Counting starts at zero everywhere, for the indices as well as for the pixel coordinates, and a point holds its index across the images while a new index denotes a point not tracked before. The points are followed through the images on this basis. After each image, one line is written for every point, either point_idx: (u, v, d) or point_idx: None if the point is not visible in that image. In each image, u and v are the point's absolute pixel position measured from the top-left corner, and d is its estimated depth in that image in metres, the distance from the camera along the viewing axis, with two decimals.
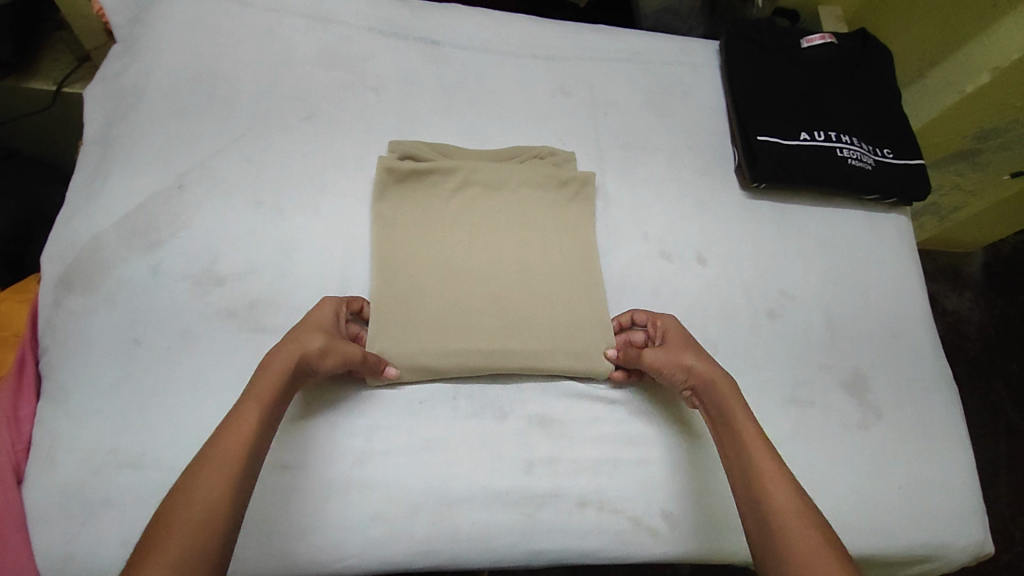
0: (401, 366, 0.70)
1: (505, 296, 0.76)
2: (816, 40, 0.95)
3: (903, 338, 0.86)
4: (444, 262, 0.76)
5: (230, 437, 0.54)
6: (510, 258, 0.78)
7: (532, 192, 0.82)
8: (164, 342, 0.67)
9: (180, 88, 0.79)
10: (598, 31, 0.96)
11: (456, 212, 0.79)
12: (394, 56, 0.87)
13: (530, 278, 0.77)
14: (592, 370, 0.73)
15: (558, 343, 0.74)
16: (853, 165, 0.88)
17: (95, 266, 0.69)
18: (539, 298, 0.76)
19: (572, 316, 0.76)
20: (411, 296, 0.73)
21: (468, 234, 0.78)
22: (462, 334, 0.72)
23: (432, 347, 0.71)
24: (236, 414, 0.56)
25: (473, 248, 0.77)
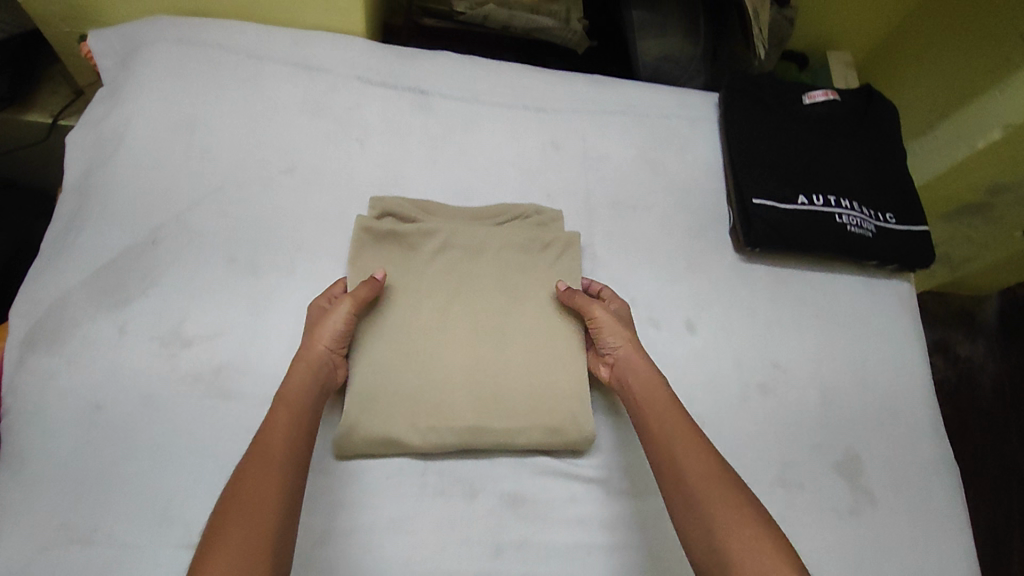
0: (368, 440, 0.67)
1: (483, 363, 0.72)
2: (818, 97, 0.92)
3: (900, 416, 0.83)
4: (421, 327, 0.73)
5: (267, 454, 0.56)
6: (491, 323, 0.75)
7: (515, 254, 0.79)
8: (126, 408, 0.65)
9: (159, 137, 0.77)
10: (594, 83, 0.93)
11: (437, 274, 0.76)
12: (381, 105, 0.84)
13: (511, 346, 0.74)
14: (568, 444, 0.71)
15: (538, 415, 0.71)
16: (853, 232, 0.84)
17: (60, 326, 0.67)
18: (520, 367, 0.73)
19: (551, 386, 0.72)
20: (386, 365, 0.70)
21: (448, 297, 0.75)
22: (438, 407, 0.69)
23: (403, 420, 0.68)
24: (269, 428, 0.59)
25: (451, 312, 0.74)
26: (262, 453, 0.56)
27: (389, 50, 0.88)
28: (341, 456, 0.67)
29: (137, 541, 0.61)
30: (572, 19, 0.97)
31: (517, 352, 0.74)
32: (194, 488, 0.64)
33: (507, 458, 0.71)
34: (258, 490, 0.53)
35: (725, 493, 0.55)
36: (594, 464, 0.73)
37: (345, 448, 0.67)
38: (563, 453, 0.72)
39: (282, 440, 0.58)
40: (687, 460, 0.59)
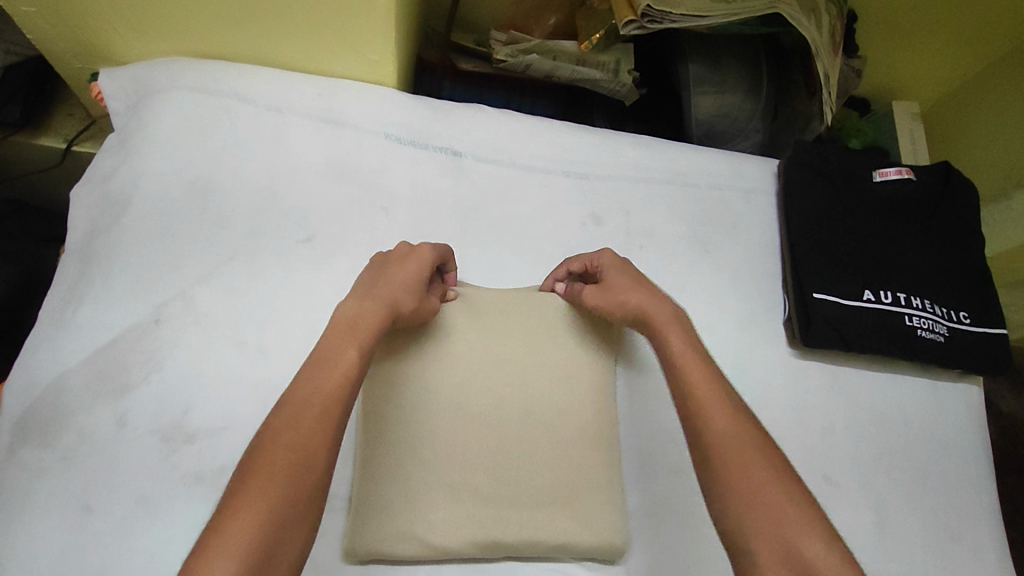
0: (384, 539, 0.60)
1: (509, 446, 0.65)
2: (890, 174, 0.84)
3: (962, 542, 0.75)
4: (444, 408, 0.65)
5: (327, 385, 0.49)
6: (522, 399, 0.67)
7: (547, 320, 0.71)
8: (120, 511, 0.60)
9: (170, 200, 0.71)
10: (641, 145, 0.86)
11: (463, 345, 0.68)
12: (410, 167, 0.78)
13: (541, 432, 0.66)
14: (601, 548, 0.63)
15: (574, 511, 0.64)
16: (923, 335, 0.77)
17: (55, 414, 0.62)
18: (549, 451, 0.66)
19: (582, 472, 0.66)
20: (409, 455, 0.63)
21: (474, 365, 0.67)
22: (463, 507, 0.62)
23: (422, 512, 0.61)
24: (335, 358, 0.51)
25: (475, 384, 0.66)
26: (323, 377, 0.49)
27: (422, 102, 0.81)
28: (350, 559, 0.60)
29: None
30: (622, 71, 0.89)
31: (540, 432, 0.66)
32: None
33: None
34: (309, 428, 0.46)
35: (729, 423, 0.51)
36: None
37: (362, 547, 0.59)
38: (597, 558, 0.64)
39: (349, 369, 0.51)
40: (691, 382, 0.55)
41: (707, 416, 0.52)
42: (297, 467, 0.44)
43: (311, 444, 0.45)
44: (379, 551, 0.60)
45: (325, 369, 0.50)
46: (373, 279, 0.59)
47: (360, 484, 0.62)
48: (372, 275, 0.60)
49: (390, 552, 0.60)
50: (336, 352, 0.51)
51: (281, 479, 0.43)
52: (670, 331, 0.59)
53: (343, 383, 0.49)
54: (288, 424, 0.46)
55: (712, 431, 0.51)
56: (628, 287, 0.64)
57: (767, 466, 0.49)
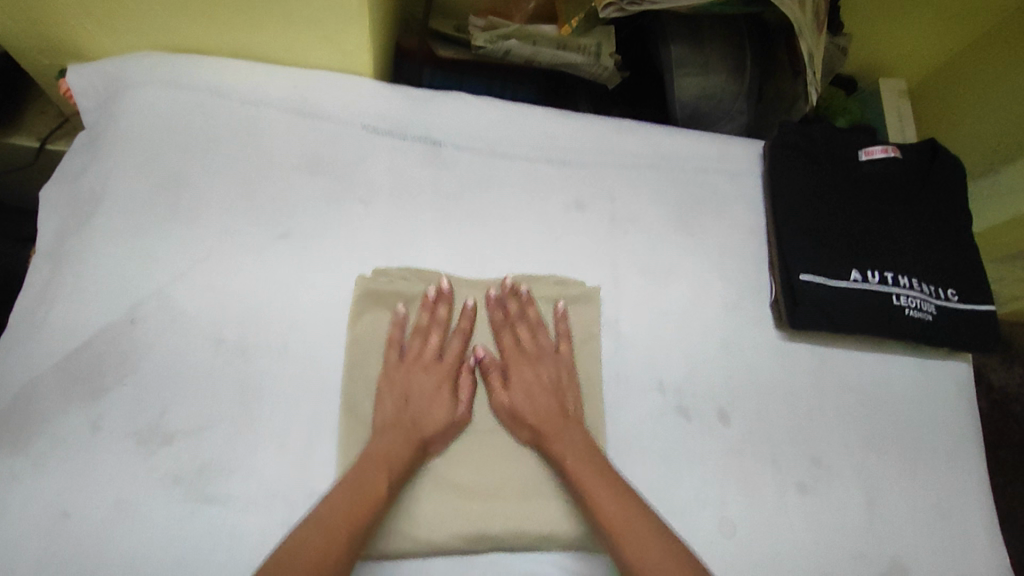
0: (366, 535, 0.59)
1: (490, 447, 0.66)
2: (876, 153, 0.83)
3: (953, 520, 0.75)
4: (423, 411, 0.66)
5: (352, 512, 0.56)
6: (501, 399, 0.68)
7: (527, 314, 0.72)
8: (98, 515, 0.59)
9: (142, 198, 0.70)
10: (624, 129, 0.84)
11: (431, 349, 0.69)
12: (388, 158, 0.76)
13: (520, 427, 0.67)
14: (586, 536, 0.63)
15: (559, 498, 0.64)
16: (910, 315, 0.76)
17: (28, 419, 0.60)
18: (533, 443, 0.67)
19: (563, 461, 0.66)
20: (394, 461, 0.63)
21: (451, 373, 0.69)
22: (445, 499, 0.62)
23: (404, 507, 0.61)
24: (369, 487, 0.59)
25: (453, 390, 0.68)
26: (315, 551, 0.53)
27: (400, 91, 0.79)
28: None
29: None
30: (604, 54, 0.87)
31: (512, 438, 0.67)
32: None
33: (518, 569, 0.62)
34: (342, 526, 0.55)
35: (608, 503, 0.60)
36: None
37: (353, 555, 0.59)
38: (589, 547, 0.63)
39: (372, 497, 0.58)
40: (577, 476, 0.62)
41: (591, 494, 0.61)
42: None
43: None
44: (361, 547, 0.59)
45: (353, 492, 0.58)
46: (395, 407, 0.66)
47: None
48: (394, 408, 0.66)
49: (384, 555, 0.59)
50: (364, 473, 0.59)
51: None
52: (566, 450, 0.64)
53: (363, 517, 0.57)
54: (302, 546, 0.53)
55: (636, 560, 0.56)
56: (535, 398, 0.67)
57: (667, 562, 0.56)
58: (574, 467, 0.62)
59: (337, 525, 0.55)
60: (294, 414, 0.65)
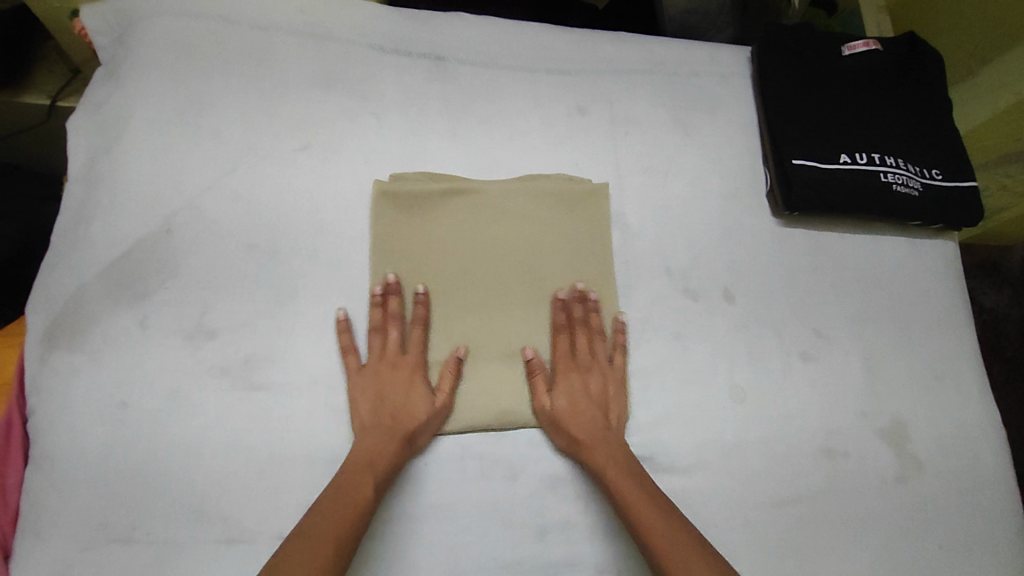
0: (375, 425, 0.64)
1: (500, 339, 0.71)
2: (858, 46, 0.87)
3: (947, 380, 0.80)
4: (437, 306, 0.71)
5: (352, 498, 0.57)
6: (509, 299, 0.72)
7: (543, 209, 0.76)
8: (154, 404, 0.63)
9: (165, 120, 0.73)
10: (618, 40, 0.88)
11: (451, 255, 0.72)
12: (397, 74, 0.80)
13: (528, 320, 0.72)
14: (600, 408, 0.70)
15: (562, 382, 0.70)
16: (898, 191, 0.80)
17: (79, 322, 0.65)
18: (539, 336, 0.72)
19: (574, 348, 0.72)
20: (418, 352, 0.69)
21: (466, 276, 0.72)
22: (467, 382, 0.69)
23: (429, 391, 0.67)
24: (353, 491, 0.58)
25: (462, 300, 0.71)
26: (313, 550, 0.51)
27: (402, 13, 0.83)
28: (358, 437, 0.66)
29: (178, 538, 0.60)
30: None
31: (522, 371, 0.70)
32: (231, 481, 0.62)
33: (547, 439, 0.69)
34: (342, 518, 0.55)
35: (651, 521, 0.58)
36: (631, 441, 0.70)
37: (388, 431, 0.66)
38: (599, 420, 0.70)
39: (362, 498, 0.58)
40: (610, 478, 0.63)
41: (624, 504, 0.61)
42: None
43: None
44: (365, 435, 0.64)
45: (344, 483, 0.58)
46: (377, 407, 0.65)
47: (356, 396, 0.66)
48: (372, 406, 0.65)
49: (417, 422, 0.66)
50: (352, 480, 0.59)
51: None
52: (610, 465, 0.64)
53: (356, 516, 0.56)
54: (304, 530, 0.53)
55: None
56: (585, 414, 0.67)
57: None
58: (612, 474, 0.63)
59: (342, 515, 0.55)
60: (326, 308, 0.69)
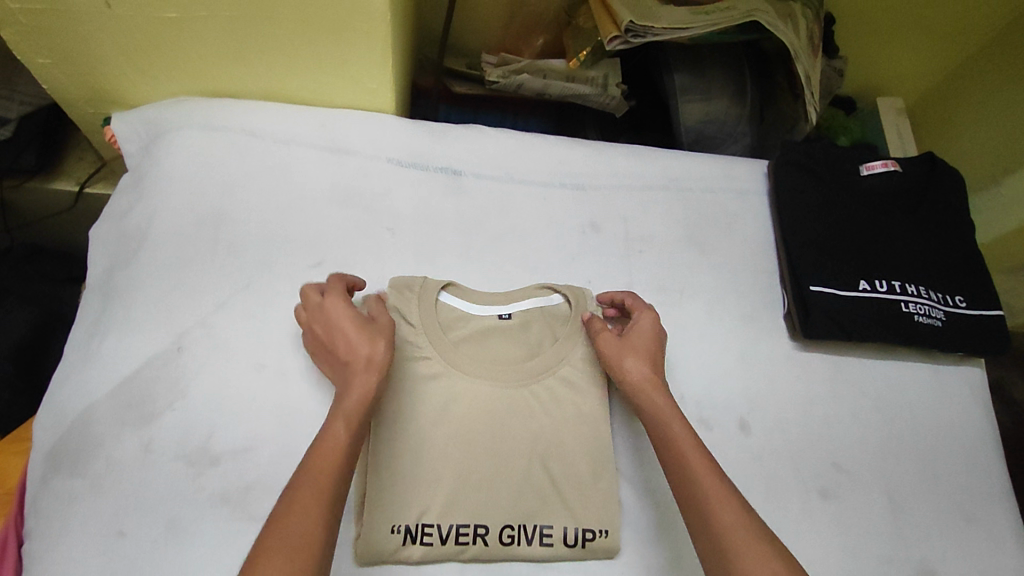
0: (371, 547, 0.63)
1: (506, 446, 0.67)
2: (877, 167, 0.87)
3: (978, 523, 0.75)
4: (431, 409, 0.67)
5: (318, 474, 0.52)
6: (513, 426, 0.68)
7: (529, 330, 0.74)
8: (150, 534, 0.61)
9: (183, 233, 0.74)
10: (634, 154, 0.88)
11: (465, 362, 0.69)
12: (413, 188, 0.81)
13: (542, 421, 0.69)
14: (598, 550, 0.67)
15: (555, 514, 0.67)
16: (920, 321, 0.79)
17: (84, 444, 0.64)
18: (532, 460, 0.67)
19: (567, 473, 0.68)
20: (417, 461, 0.65)
21: (473, 400, 0.68)
22: (462, 506, 0.65)
23: (418, 510, 0.64)
24: (335, 419, 0.56)
25: (459, 421, 0.67)
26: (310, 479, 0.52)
27: (421, 127, 0.84)
28: (365, 563, 0.63)
29: None
30: (611, 84, 0.92)
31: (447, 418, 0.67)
32: None
33: None
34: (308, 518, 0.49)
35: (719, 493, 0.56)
36: None
37: (368, 556, 0.63)
38: (597, 538, 0.67)
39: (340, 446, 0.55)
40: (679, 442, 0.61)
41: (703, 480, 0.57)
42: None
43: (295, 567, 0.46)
44: (362, 558, 0.63)
45: (315, 461, 0.53)
46: (357, 417, 0.57)
47: (384, 490, 0.64)
48: (348, 425, 0.56)
49: (401, 530, 0.63)
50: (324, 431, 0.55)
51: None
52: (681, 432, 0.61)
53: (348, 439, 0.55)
54: (291, 507, 0.50)
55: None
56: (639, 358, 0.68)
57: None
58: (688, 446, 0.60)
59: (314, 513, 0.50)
60: None
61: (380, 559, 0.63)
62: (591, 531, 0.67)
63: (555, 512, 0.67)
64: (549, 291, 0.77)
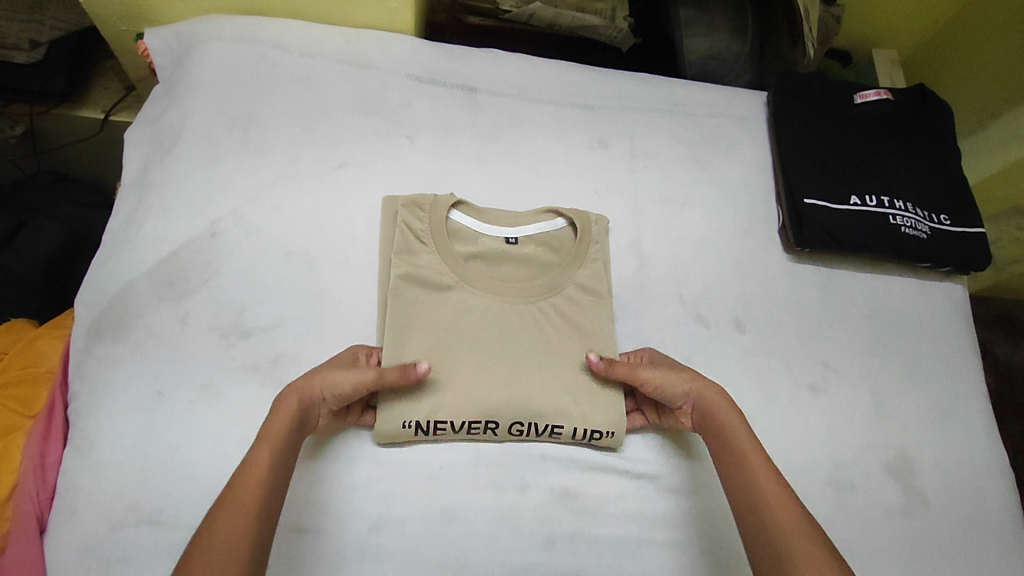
0: (388, 428, 0.67)
1: (517, 353, 0.71)
2: (870, 95, 0.92)
3: (955, 419, 0.81)
4: (448, 318, 0.71)
5: (241, 498, 0.52)
6: (520, 330, 0.73)
7: (534, 249, 0.78)
8: (186, 395, 0.66)
9: (215, 134, 0.79)
10: (640, 80, 0.93)
11: (478, 279, 0.74)
12: (431, 102, 0.86)
13: (549, 331, 0.74)
14: (604, 438, 0.71)
15: (563, 404, 0.70)
16: (907, 234, 0.84)
17: (125, 315, 0.69)
18: (536, 362, 0.72)
19: (571, 372, 0.72)
20: (428, 355, 0.69)
21: (483, 307, 0.73)
22: (471, 396, 0.68)
23: (429, 398, 0.68)
24: (264, 439, 0.57)
25: (467, 324, 0.72)
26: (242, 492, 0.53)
27: (439, 47, 0.89)
28: (384, 443, 0.68)
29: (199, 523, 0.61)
30: (618, 17, 0.98)
31: (458, 320, 0.72)
32: None
33: (558, 454, 0.71)
34: (238, 525, 0.51)
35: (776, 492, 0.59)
36: (641, 459, 0.73)
37: (385, 438, 0.67)
38: (602, 437, 0.71)
39: (266, 462, 0.55)
40: (742, 449, 0.63)
41: (760, 482, 0.61)
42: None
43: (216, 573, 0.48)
44: (381, 440, 0.67)
45: (240, 484, 0.53)
46: (286, 444, 0.57)
47: (397, 379, 0.68)
48: (275, 445, 0.57)
49: (412, 424, 0.67)
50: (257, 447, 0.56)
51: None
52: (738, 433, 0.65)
53: (276, 457, 0.56)
54: (219, 517, 0.51)
55: None
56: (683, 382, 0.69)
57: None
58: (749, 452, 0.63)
59: (227, 555, 0.49)
60: (353, 316, 0.73)
61: (400, 438, 0.67)
62: (599, 431, 0.71)
63: (564, 403, 0.70)
64: (554, 215, 0.80)
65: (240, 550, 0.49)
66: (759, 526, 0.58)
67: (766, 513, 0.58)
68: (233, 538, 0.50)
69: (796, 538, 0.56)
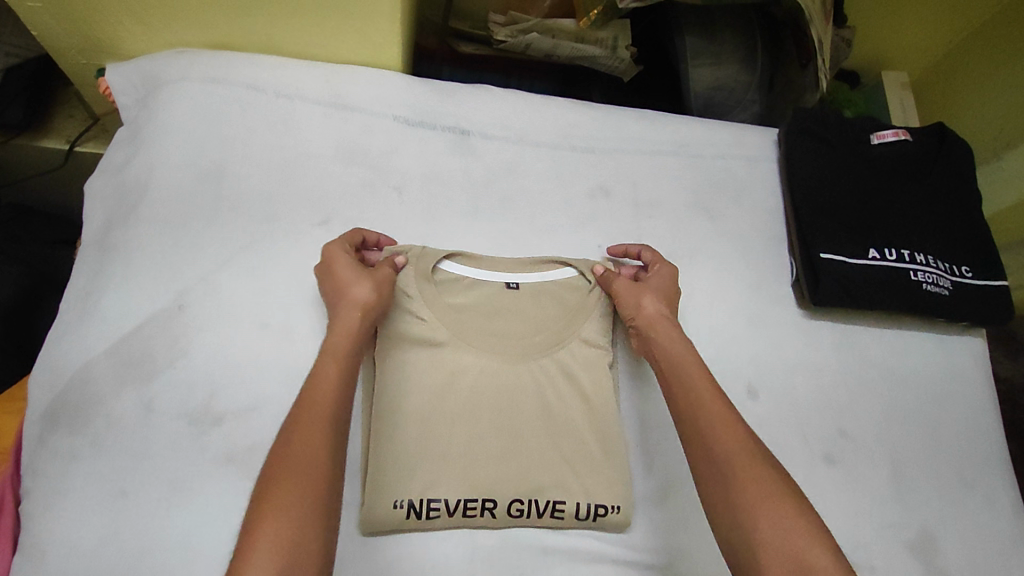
0: (378, 517, 0.61)
1: (517, 426, 0.66)
2: (887, 136, 0.87)
3: (977, 489, 0.77)
4: (443, 390, 0.65)
5: (314, 411, 0.52)
6: (519, 398, 0.67)
7: (533, 302, 0.71)
8: (152, 493, 0.60)
9: (183, 188, 0.72)
10: (644, 118, 0.87)
11: (474, 339, 0.67)
12: (420, 147, 0.79)
13: (552, 401, 0.67)
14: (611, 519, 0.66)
15: (564, 485, 0.65)
16: (928, 290, 0.79)
17: (83, 402, 0.62)
18: (538, 437, 0.66)
19: (575, 446, 0.67)
20: (421, 434, 0.63)
21: (479, 372, 0.66)
22: (469, 480, 0.63)
23: (423, 479, 0.62)
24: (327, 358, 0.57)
25: (460, 395, 0.65)
26: (315, 407, 0.52)
27: (428, 85, 0.82)
28: (374, 532, 0.62)
29: None
30: (620, 47, 0.90)
31: (452, 390, 0.65)
32: None
33: (560, 545, 0.66)
34: (316, 440, 0.50)
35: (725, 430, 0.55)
36: (649, 544, 0.68)
37: (374, 526, 0.61)
38: (609, 514, 0.66)
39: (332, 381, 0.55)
40: (693, 396, 0.59)
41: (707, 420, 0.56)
42: (315, 489, 0.47)
43: (307, 479, 0.47)
44: (373, 531, 0.61)
45: (311, 400, 0.53)
46: (347, 361, 0.57)
47: (387, 461, 0.62)
48: (338, 362, 0.56)
49: (404, 505, 0.61)
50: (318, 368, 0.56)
51: (295, 498, 0.46)
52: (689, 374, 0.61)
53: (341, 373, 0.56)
54: (292, 434, 0.50)
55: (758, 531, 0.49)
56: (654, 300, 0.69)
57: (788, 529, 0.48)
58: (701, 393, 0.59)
59: (312, 466, 0.48)
60: None
61: (391, 527, 0.61)
62: (603, 506, 0.66)
63: (567, 486, 0.65)
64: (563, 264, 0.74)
65: (323, 460, 0.49)
66: (728, 502, 0.51)
67: (713, 454, 0.54)
68: (312, 450, 0.49)
69: (748, 478, 0.51)
